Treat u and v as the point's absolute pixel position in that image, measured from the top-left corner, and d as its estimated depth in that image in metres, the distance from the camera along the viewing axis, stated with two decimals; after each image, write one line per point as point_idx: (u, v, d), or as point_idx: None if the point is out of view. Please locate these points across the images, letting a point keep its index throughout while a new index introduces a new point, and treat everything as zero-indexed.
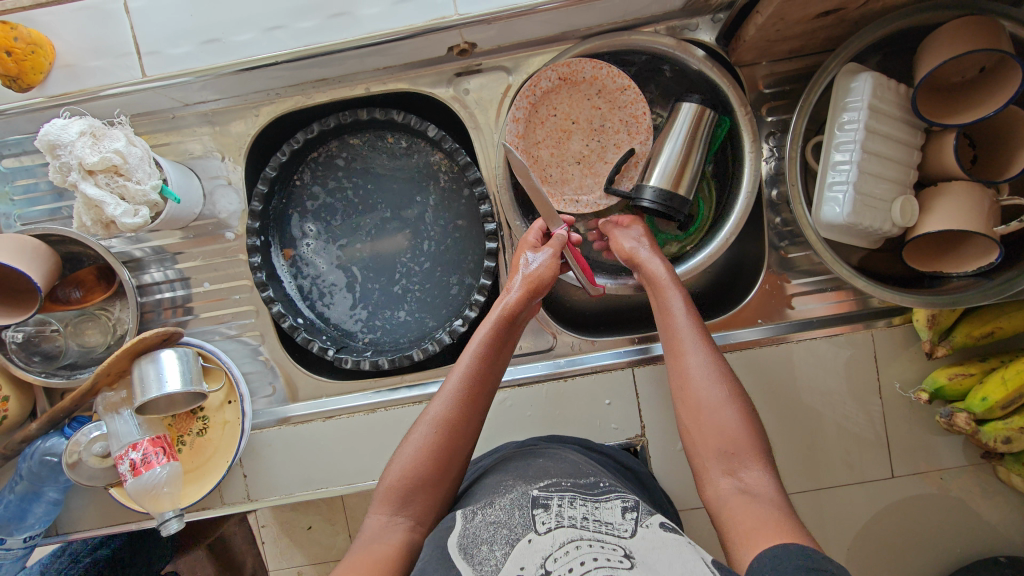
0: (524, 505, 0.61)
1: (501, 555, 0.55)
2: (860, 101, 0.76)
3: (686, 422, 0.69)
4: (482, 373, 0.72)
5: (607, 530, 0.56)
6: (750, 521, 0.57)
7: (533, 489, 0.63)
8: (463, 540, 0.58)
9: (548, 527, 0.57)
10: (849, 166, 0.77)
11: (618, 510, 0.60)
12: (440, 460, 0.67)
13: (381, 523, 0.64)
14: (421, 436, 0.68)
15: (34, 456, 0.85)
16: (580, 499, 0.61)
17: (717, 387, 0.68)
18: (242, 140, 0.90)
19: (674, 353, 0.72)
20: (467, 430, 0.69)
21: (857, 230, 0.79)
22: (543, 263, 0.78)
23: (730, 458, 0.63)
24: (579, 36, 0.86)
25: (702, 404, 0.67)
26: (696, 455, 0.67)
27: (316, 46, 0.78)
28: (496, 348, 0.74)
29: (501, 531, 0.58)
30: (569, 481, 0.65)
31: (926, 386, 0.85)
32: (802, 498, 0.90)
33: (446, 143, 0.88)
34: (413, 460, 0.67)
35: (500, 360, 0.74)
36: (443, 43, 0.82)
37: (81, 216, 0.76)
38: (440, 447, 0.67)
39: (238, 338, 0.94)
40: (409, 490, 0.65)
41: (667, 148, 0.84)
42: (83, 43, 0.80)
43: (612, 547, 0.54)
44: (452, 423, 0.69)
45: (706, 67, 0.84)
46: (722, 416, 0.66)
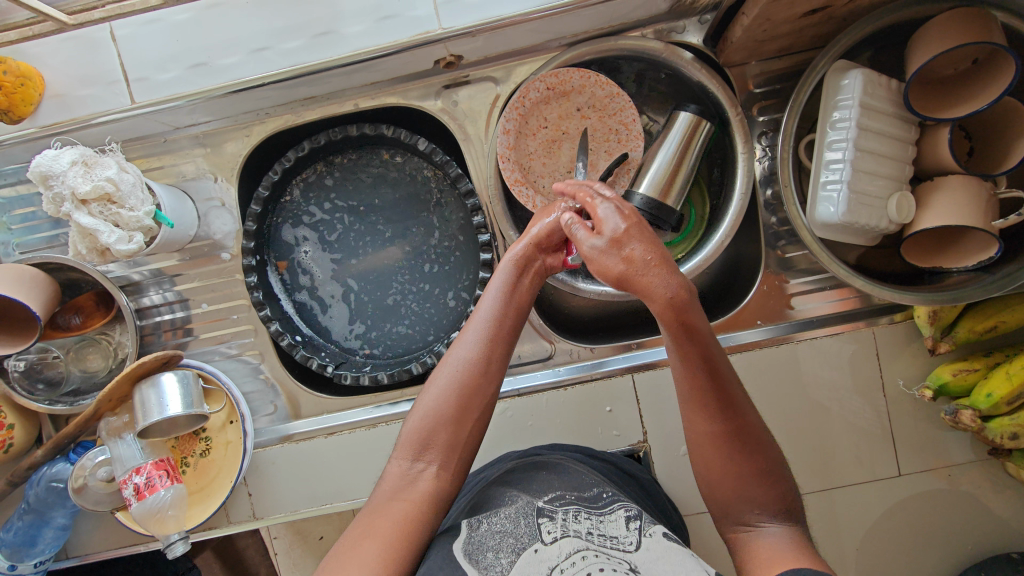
0: (529, 514, 0.61)
1: (507, 562, 0.56)
2: (851, 99, 0.75)
3: (701, 477, 0.62)
4: (503, 317, 0.69)
5: (612, 544, 0.57)
6: (767, 557, 0.55)
7: (537, 500, 0.63)
8: (468, 546, 0.59)
9: (554, 537, 0.58)
10: (842, 164, 0.76)
11: (622, 522, 0.60)
12: (465, 400, 0.65)
13: (402, 469, 0.63)
14: (446, 378, 0.66)
15: (40, 483, 0.85)
16: (584, 513, 0.61)
17: (749, 440, 0.61)
18: (234, 161, 0.90)
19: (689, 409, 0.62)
20: (492, 371, 0.67)
21: (854, 228, 0.78)
22: (551, 216, 0.73)
23: (755, 519, 0.59)
24: (566, 42, 0.86)
25: (730, 469, 0.60)
26: (714, 504, 0.62)
27: (303, 66, 0.78)
28: (515, 292, 0.71)
29: (506, 538, 0.58)
30: (572, 493, 0.65)
31: (930, 383, 0.84)
32: (809, 500, 0.89)
33: (437, 156, 0.88)
34: (436, 403, 0.65)
35: (522, 304, 0.71)
36: (430, 57, 0.82)
37: (76, 244, 0.77)
38: (463, 388, 0.65)
39: (239, 357, 0.94)
40: (431, 430, 0.64)
41: (661, 152, 0.84)
42: (72, 72, 0.80)
43: (617, 560, 0.55)
44: (478, 364, 0.66)
45: (693, 69, 0.84)
46: (749, 488, 0.59)
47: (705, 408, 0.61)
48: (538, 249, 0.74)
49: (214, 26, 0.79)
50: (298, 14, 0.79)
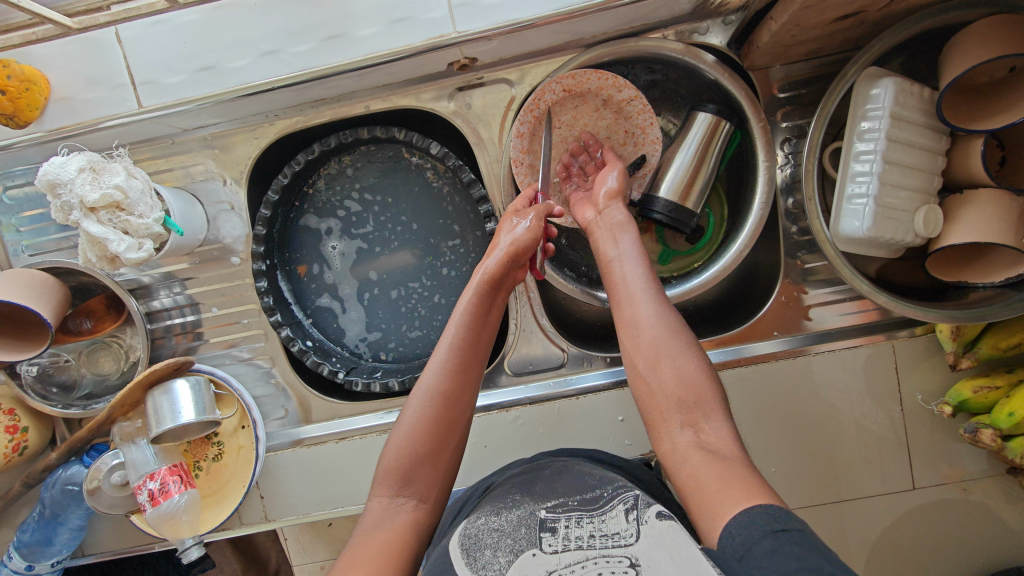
0: (531, 524, 0.59)
1: (505, 564, 0.55)
2: (881, 109, 0.72)
3: (640, 374, 0.66)
4: (474, 342, 0.69)
5: (613, 542, 0.54)
6: (716, 483, 0.55)
7: (540, 509, 0.62)
8: (466, 541, 0.60)
9: (555, 549, 0.55)
10: (869, 177, 0.73)
11: (622, 516, 0.57)
12: (438, 435, 0.65)
13: (383, 506, 0.61)
14: (415, 412, 0.65)
15: (56, 485, 0.86)
16: (586, 517, 0.59)
17: (672, 338, 0.66)
18: (243, 163, 0.88)
19: (625, 300, 0.70)
20: (463, 402, 0.67)
21: (879, 242, 0.76)
22: (526, 228, 0.75)
23: (691, 410, 0.61)
24: (584, 44, 0.82)
25: (660, 349, 0.65)
26: (651, 406, 0.64)
27: (313, 70, 0.75)
28: (484, 317, 0.71)
29: (504, 541, 0.58)
30: (574, 498, 0.63)
31: (948, 399, 0.82)
32: (804, 512, 0.88)
33: (449, 161, 0.86)
34: (408, 440, 0.64)
35: (490, 330, 0.72)
36: (444, 60, 0.79)
37: (86, 252, 0.76)
38: (436, 421, 0.65)
39: (250, 361, 0.94)
40: (409, 467, 0.63)
41: (678, 159, 0.83)
42: (78, 74, 0.78)
43: (617, 559, 0.52)
44: (447, 393, 0.66)
45: (716, 72, 0.81)
46: (677, 369, 0.64)
47: (639, 293, 0.69)
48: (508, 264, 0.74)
49: (223, 27, 0.77)
50: (308, 15, 0.76)
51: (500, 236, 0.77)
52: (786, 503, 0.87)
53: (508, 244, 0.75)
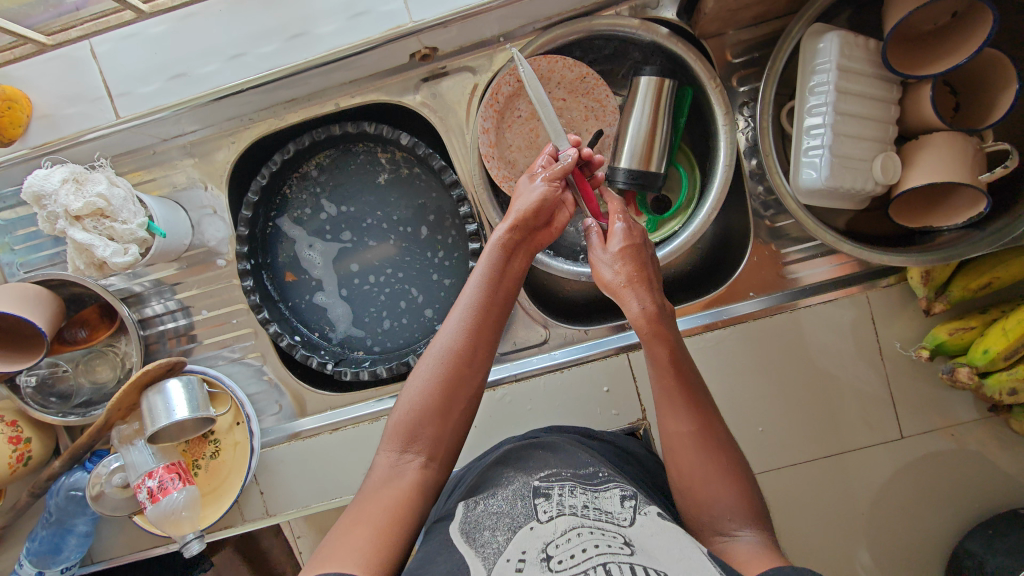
0: (525, 496, 0.62)
1: (503, 540, 0.57)
2: (829, 63, 0.74)
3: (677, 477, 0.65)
4: (488, 306, 0.69)
5: (607, 518, 0.59)
6: (744, 555, 0.56)
7: (533, 481, 0.65)
8: (465, 526, 0.61)
9: (549, 516, 0.58)
10: (823, 129, 0.75)
11: (617, 499, 0.62)
12: (448, 394, 0.65)
13: (390, 460, 0.63)
14: (427, 370, 0.66)
15: (59, 493, 0.89)
16: (580, 488, 0.63)
17: (714, 457, 0.64)
18: (223, 168, 0.91)
19: (665, 408, 0.68)
20: (476, 363, 0.67)
21: (840, 193, 0.77)
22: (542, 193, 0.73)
23: (714, 516, 0.61)
24: (540, 27, 0.86)
25: (696, 470, 0.64)
26: (691, 507, 0.64)
27: (279, 70, 0.78)
28: (499, 279, 0.71)
29: (501, 517, 0.60)
30: (568, 471, 0.67)
31: (926, 343, 0.83)
32: (774, 474, 0.89)
33: (420, 150, 0.89)
34: (418, 398, 0.65)
35: (506, 290, 0.71)
36: (405, 51, 0.82)
37: (74, 259, 0.79)
38: (447, 380, 0.66)
39: (242, 360, 0.96)
40: (417, 424, 0.64)
41: (634, 119, 0.85)
42: (57, 92, 0.81)
43: (612, 535, 0.56)
44: (460, 354, 0.66)
45: (671, 44, 0.83)
46: (716, 488, 0.62)
47: (675, 407, 0.67)
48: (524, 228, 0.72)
49: (191, 35, 0.80)
50: (271, 18, 0.79)
51: (515, 201, 0.74)
52: (766, 464, 0.89)
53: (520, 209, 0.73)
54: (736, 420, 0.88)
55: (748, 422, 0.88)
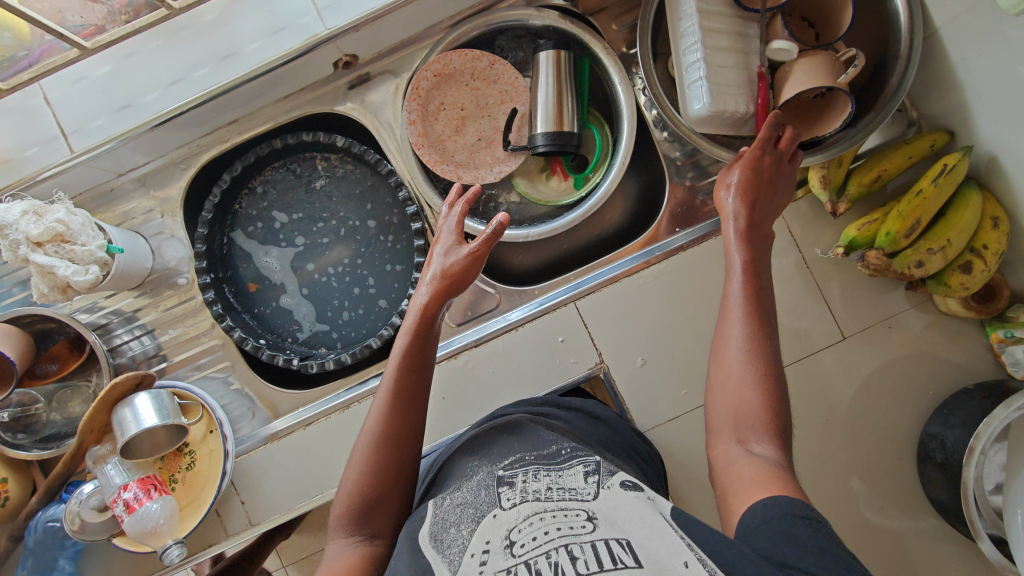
0: (490, 485, 0.64)
1: (467, 532, 0.57)
2: (690, 8, 0.85)
3: (713, 377, 0.67)
4: (412, 383, 0.72)
5: (571, 495, 0.59)
6: (749, 481, 0.58)
7: (498, 470, 0.67)
8: (434, 527, 0.60)
9: (513, 503, 0.59)
10: (699, 62, 0.84)
11: (581, 476, 0.63)
12: (386, 475, 0.69)
13: (340, 544, 0.66)
14: (362, 453, 0.70)
15: (38, 528, 0.88)
16: (543, 471, 0.64)
17: (750, 369, 0.64)
18: (178, 193, 0.99)
19: (721, 322, 0.70)
20: (408, 439, 0.71)
21: (727, 117, 0.86)
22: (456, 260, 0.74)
23: (744, 426, 0.62)
24: (445, 26, 0.97)
25: (741, 380, 0.64)
26: (713, 422, 0.66)
27: (215, 88, 0.88)
28: (421, 352, 0.73)
29: (467, 511, 0.61)
30: (532, 454, 0.69)
31: (841, 243, 0.89)
32: None
33: (355, 148, 0.98)
34: (358, 482, 0.68)
35: (426, 364, 0.74)
36: (327, 60, 0.93)
37: (38, 285, 0.84)
38: (383, 461, 0.69)
39: (208, 374, 1.00)
40: (361, 508, 0.67)
41: (541, 91, 0.95)
42: (15, 139, 0.90)
43: (576, 512, 0.56)
44: (391, 433, 0.70)
45: (563, 23, 0.95)
46: (747, 393, 0.63)
47: (732, 317, 0.68)
48: (439, 297, 0.74)
49: (133, 72, 0.90)
50: (205, 46, 0.90)
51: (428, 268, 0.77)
52: None
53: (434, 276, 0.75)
54: (688, 347, 0.93)
55: (693, 344, 0.93)
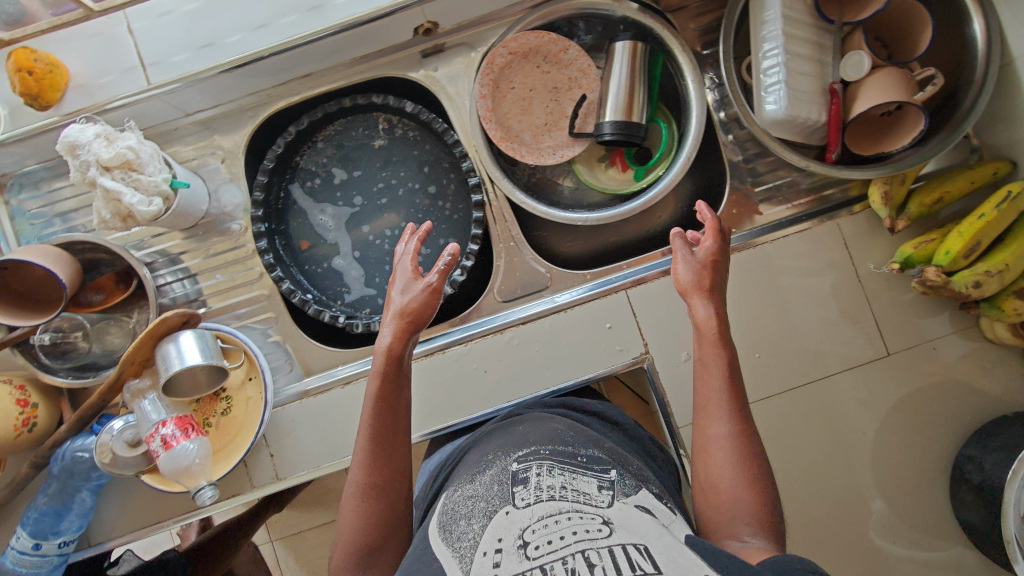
0: (504, 481, 0.66)
1: (478, 527, 0.60)
2: (774, 13, 0.86)
3: (697, 468, 0.69)
4: (388, 429, 0.71)
5: (584, 500, 0.61)
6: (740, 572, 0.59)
7: (511, 465, 0.68)
8: (445, 517, 0.64)
9: (527, 502, 0.61)
10: (777, 67, 0.86)
11: (593, 484, 0.63)
12: (376, 525, 0.68)
13: None
14: (351, 509, 0.68)
15: (65, 457, 0.87)
16: (558, 467, 0.66)
17: (739, 467, 0.65)
18: (241, 140, 0.99)
19: (703, 414, 0.70)
20: (394, 483, 0.70)
21: (798, 123, 0.87)
22: (415, 296, 0.74)
23: (732, 521, 0.63)
24: (526, 6, 0.99)
25: (733, 478, 0.65)
26: (706, 511, 0.66)
27: (299, 36, 0.89)
28: (393, 395, 0.72)
29: (479, 504, 0.63)
30: (547, 449, 0.70)
31: (896, 259, 0.90)
32: (771, 401, 0.94)
33: (423, 115, 0.99)
34: (350, 535, 0.67)
35: (401, 406, 0.73)
36: (410, 24, 0.94)
37: (100, 211, 0.83)
38: (373, 509, 0.68)
39: (246, 325, 0.99)
40: (358, 557, 0.66)
41: (614, 80, 0.96)
42: (91, 64, 0.91)
43: (591, 516, 0.58)
44: (377, 482, 0.69)
45: (641, 16, 0.96)
46: (743, 494, 0.64)
47: (717, 409, 0.69)
48: (401, 335, 0.74)
49: (218, 12, 0.91)
50: None
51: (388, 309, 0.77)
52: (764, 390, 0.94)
53: (395, 314, 0.75)
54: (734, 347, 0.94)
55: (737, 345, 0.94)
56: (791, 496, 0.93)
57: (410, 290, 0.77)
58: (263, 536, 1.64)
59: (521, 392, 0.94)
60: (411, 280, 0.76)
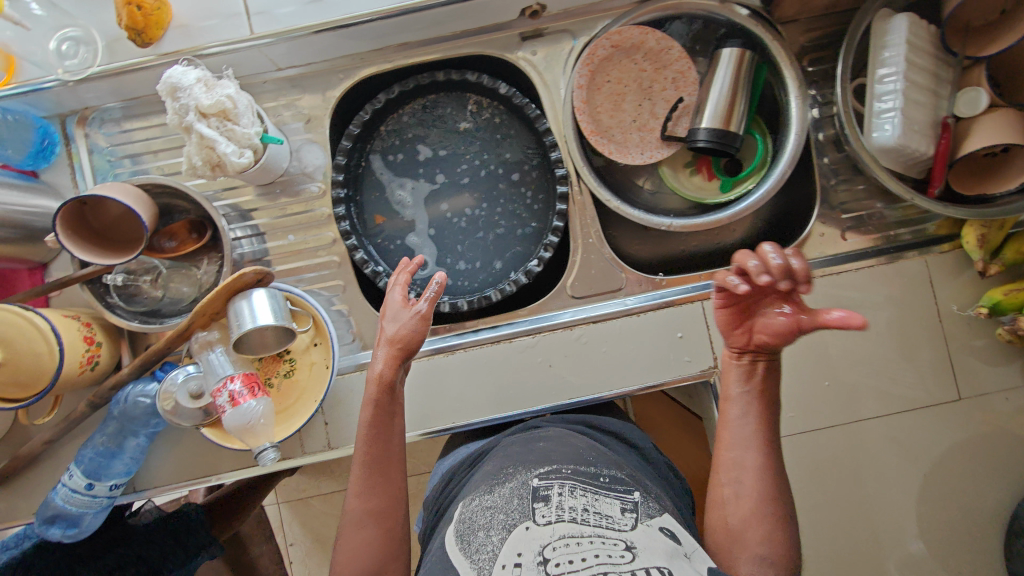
0: (525, 496, 0.70)
1: (496, 541, 0.65)
2: (898, 39, 0.84)
3: (713, 498, 0.73)
4: (384, 455, 0.76)
5: (606, 522, 0.65)
6: None
7: (532, 479, 0.72)
8: (463, 527, 0.69)
9: (548, 520, 0.66)
10: (894, 94, 0.84)
11: (616, 506, 0.68)
12: (380, 543, 0.74)
13: None
14: (355, 529, 0.74)
15: (126, 400, 0.86)
16: (579, 488, 0.70)
17: (763, 501, 0.69)
18: (328, 102, 0.97)
19: (728, 437, 0.73)
20: (392, 504, 0.76)
21: (905, 153, 0.85)
22: (404, 327, 0.75)
23: (749, 552, 0.67)
24: (634, 1, 0.96)
25: (756, 507, 0.69)
26: (717, 539, 0.71)
27: (409, 3, 0.88)
28: (387, 422, 0.76)
29: (497, 516, 0.68)
30: (570, 468, 0.73)
31: (983, 303, 0.89)
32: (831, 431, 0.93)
33: (517, 100, 0.97)
34: (356, 552, 0.73)
35: (394, 431, 0.77)
36: (518, 5, 0.92)
37: (191, 157, 0.82)
38: (377, 527, 0.74)
39: (310, 290, 0.97)
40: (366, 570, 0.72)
41: (716, 87, 0.94)
42: (196, 6, 0.90)
43: (614, 542, 0.63)
44: (376, 505, 0.75)
45: (751, 24, 0.94)
46: (766, 526, 0.68)
47: (753, 440, 0.71)
48: (393, 363, 0.76)
49: None
50: None
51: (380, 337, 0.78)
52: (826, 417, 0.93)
53: (385, 342, 0.76)
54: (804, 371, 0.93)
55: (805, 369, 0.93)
56: (832, 528, 0.93)
57: (398, 318, 0.77)
58: (270, 498, 1.62)
59: (583, 391, 0.93)
60: (399, 309, 0.77)
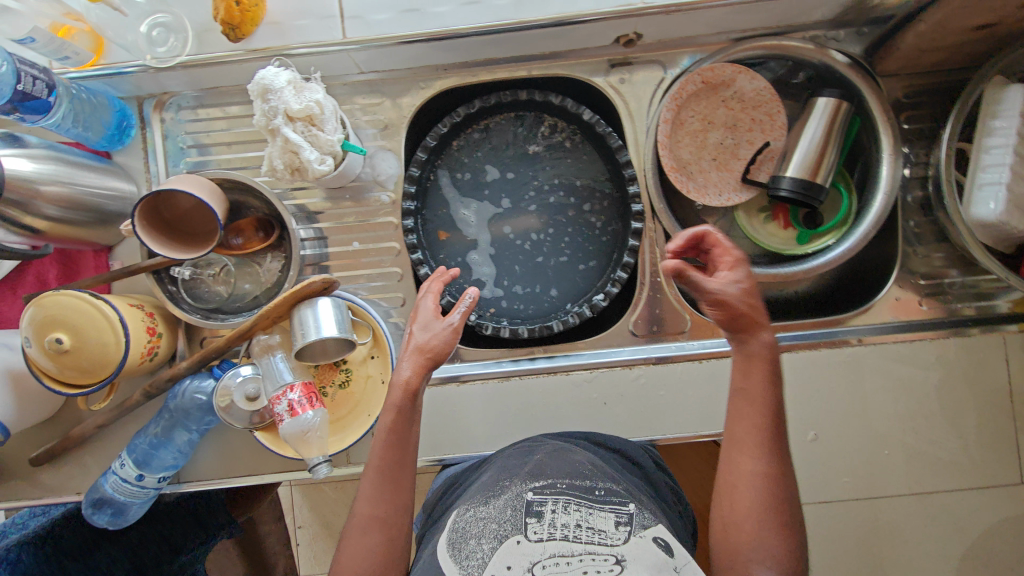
0: (517, 509, 0.65)
1: (488, 550, 0.61)
2: (1012, 110, 0.80)
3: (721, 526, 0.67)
4: (391, 461, 0.72)
5: (598, 538, 0.60)
6: None
7: (527, 490, 0.67)
8: (455, 537, 0.65)
9: (540, 536, 0.61)
10: (1002, 167, 0.80)
11: (611, 520, 0.63)
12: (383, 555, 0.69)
13: None
14: (355, 539, 0.69)
15: (183, 394, 0.86)
16: (575, 503, 0.65)
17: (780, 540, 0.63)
18: (408, 110, 0.95)
19: (735, 451, 0.68)
20: (399, 514, 0.71)
21: (1002, 230, 0.82)
22: (436, 335, 0.74)
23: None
24: (732, 38, 0.93)
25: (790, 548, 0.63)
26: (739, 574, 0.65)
27: (508, 22, 0.86)
28: (404, 426, 0.73)
29: (490, 526, 0.63)
30: (564, 481, 0.68)
31: None
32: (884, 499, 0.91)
33: (599, 127, 0.94)
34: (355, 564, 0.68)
35: (407, 438, 0.73)
36: (616, 33, 0.90)
37: (273, 159, 0.80)
38: (381, 538, 0.69)
39: (369, 300, 0.95)
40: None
41: (807, 136, 0.91)
42: (291, 4, 0.89)
43: (605, 558, 0.58)
44: (379, 512, 0.70)
45: (848, 72, 0.90)
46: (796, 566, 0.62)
47: (769, 469, 0.66)
48: (421, 370, 0.74)
49: None
50: None
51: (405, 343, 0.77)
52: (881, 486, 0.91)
53: (412, 347, 0.75)
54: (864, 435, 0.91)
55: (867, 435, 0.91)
56: None
57: (431, 327, 0.76)
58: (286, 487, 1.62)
59: (636, 433, 0.91)
60: (432, 319, 0.76)
